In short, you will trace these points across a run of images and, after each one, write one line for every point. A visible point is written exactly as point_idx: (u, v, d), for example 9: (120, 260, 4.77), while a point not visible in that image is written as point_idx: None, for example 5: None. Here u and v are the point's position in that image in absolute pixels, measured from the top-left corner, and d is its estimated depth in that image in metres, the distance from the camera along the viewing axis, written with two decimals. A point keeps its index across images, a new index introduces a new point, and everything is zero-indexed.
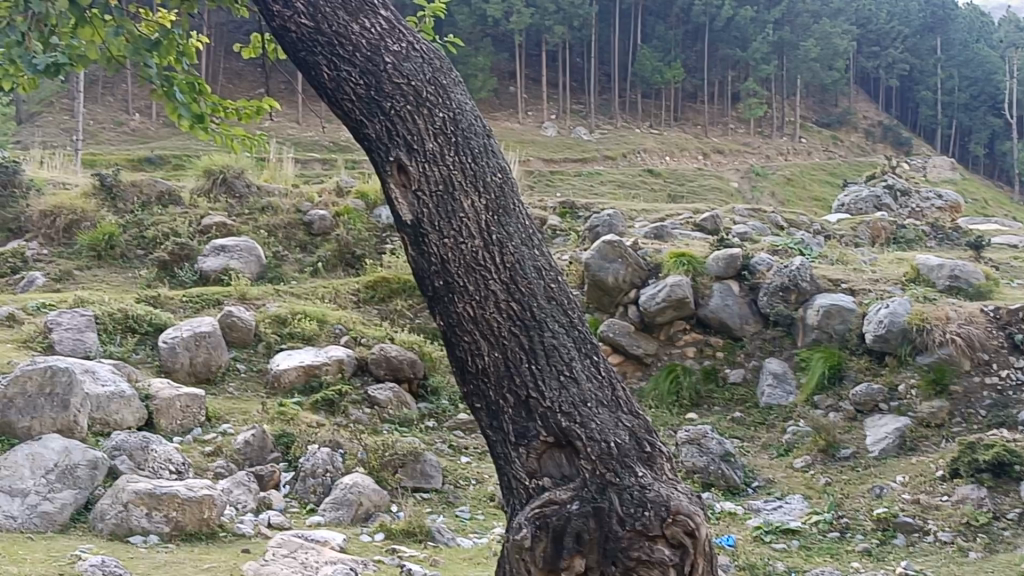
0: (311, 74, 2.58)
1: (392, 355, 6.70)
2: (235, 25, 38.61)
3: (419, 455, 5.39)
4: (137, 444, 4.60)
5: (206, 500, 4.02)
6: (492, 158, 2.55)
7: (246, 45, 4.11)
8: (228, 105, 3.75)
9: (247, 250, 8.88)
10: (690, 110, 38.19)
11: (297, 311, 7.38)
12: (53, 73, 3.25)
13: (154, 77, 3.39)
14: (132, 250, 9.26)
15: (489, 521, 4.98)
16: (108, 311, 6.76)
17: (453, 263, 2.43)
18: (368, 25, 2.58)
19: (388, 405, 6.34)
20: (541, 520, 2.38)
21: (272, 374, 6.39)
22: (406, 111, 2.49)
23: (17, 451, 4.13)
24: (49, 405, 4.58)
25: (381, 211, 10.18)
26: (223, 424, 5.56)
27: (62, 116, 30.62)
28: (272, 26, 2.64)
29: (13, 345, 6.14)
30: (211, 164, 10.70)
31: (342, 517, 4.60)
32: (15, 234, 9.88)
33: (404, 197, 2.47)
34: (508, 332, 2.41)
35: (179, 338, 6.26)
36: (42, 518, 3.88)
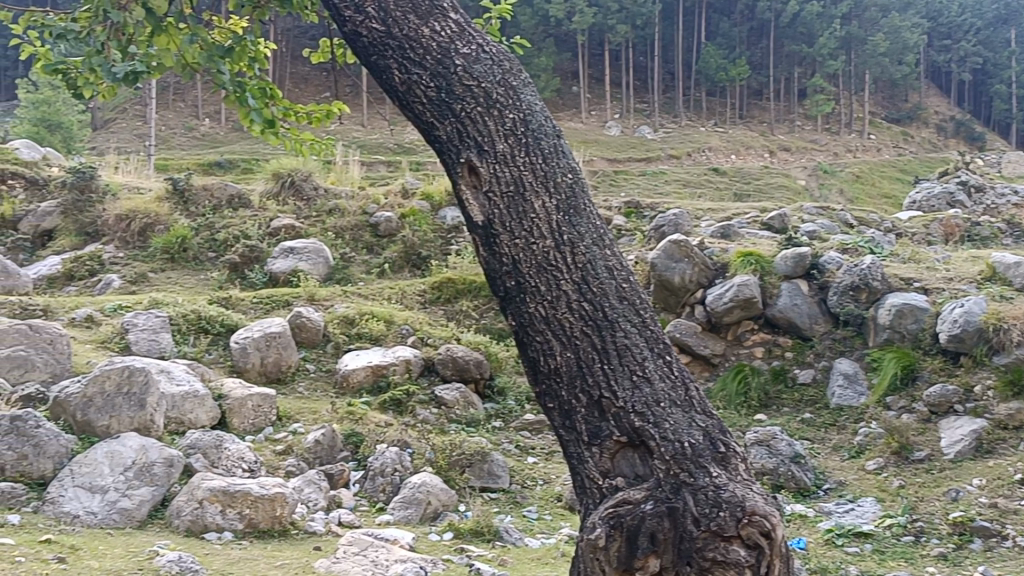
0: (382, 77, 2.61)
1: (458, 355, 6.73)
2: (302, 30, 39.16)
3: (487, 455, 5.41)
4: (212, 442, 4.69)
5: (279, 497, 4.08)
6: (563, 158, 2.55)
7: (316, 50, 4.15)
8: (298, 109, 3.77)
9: (316, 251, 9.00)
10: (757, 108, 37.75)
11: (365, 312, 7.47)
12: (132, 82, 3.31)
13: (227, 83, 3.44)
14: (204, 253, 9.45)
15: (557, 521, 4.97)
16: (182, 312, 6.90)
17: (525, 263, 2.44)
18: (439, 28, 2.58)
19: (455, 405, 6.38)
20: (615, 519, 2.37)
21: (341, 374, 6.47)
22: (477, 113, 2.50)
23: (98, 448, 4.24)
24: (127, 404, 4.69)
25: (446, 211, 10.24)
26: (294, 423, 5.66)
27: (136, 122, 31.37)
28: (343, 31, 2.67)
29: (92, 346, 6.32)
30: (280, 167, 10.88)
31: (411, 515, 4.63)
32: (92, 237, 10.14)
33: (475, 198, 2.48)
34: (580, 332, 2.41)
35: (251, 339, 6.37)
36: (122, 514, 3.97)
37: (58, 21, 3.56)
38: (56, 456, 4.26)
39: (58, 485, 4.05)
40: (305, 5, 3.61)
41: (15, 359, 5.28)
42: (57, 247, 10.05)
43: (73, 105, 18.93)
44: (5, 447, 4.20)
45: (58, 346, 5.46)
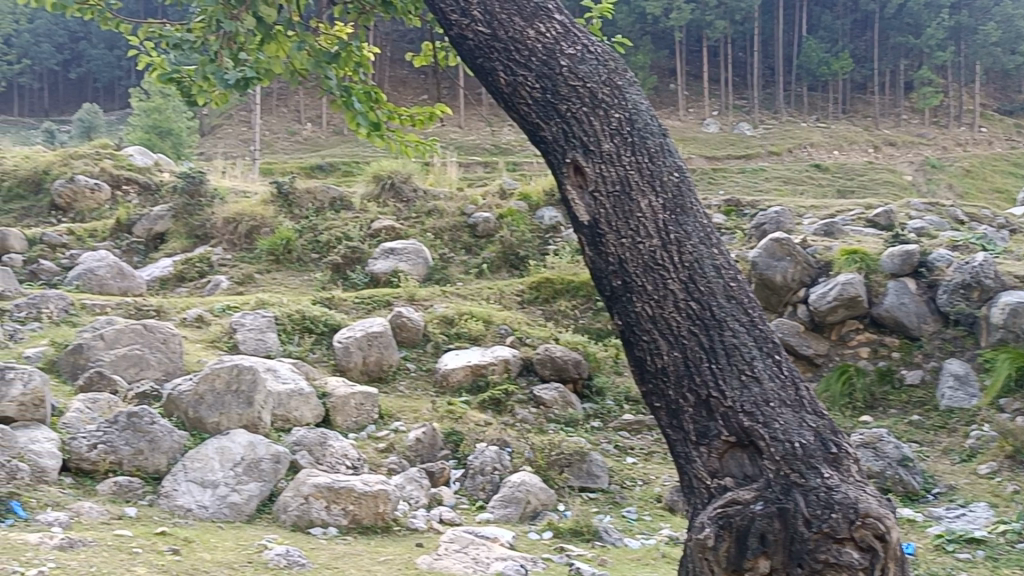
0: (488, 79, 2.62)
1: (557, 355, 6.75)
2: (400, 34, 39.74)
3: (586, 455, 5.41)
4: (316, 439, 4.80)
5: (381, 495, 4.14)
6: (669, 157, 2.54)
7: (418, 53, 4.20)
8: (402, 112, 3.80)
9: (415, 252, 9.12)
10: (861, 102, 36.83)
11: (464, 312, 7.53)
12: (243, 88, 3.43)
13: (334, 88, 3.52)
14: (307, 254, 9.66)
15: (656, 522, 4.93)
16: (287, 312, 7.07)
17: (631, 263, 2.43)
18: (543, 29, 2.59)
19: (554, 404, 6.39)
20: (725, 519, 2.34)
21: (441, 373, 6.54)
22: (582, 113, 2.50)
23: (208, 444, 4.37)
24: (236, 401, 4.84)
25: (543, 211, 10.27)
26: (395, 421, 5.75)
27: (241, 128, 32.27)
28: (449, 34, 2.68)
29: (202, 345, 6.52)
30: (380, 170, 11.06)
31: (511, 514, 4.66)
32: (202, 240, 10.47)
33: (581, 199, 2.48)
34: (688, 332, 2.39)
35: (353, 338, 6.49)
36: (231, 508, 4.10)
37: (174, 31, 3.68)
38: (170, 451, 4.41)
39: (172, 479, 4.18)
40: (409, 9, 3.68)
41: (131, 357, 5.47)
42: (169, 250, 10.41)
43: (182, 112, 19.56)
44: (122, 441, 4.36)
45: (171, 345, 5.66)
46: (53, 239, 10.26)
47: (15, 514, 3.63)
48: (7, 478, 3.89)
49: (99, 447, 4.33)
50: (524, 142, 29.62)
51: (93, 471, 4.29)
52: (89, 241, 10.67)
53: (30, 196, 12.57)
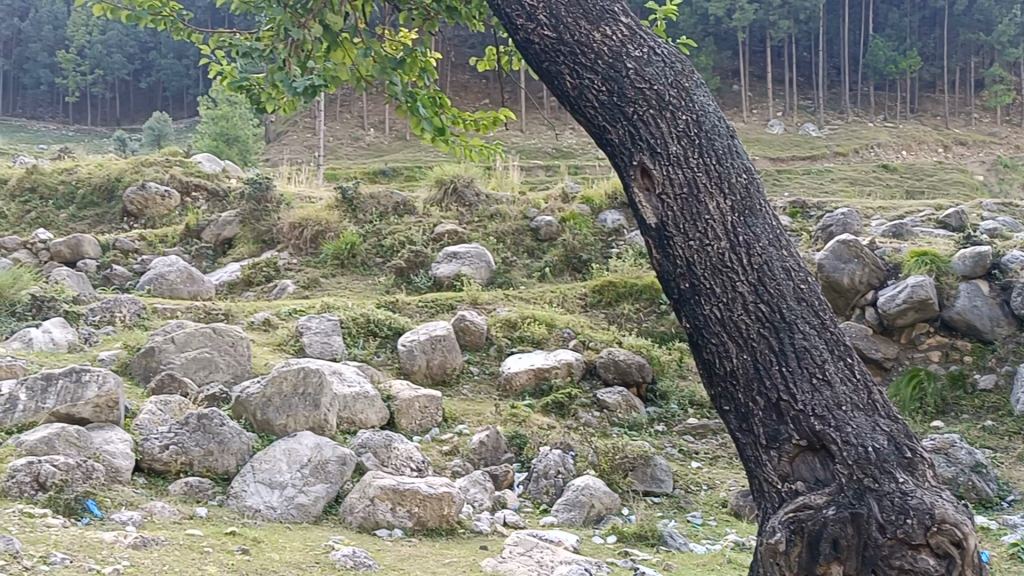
0: (554, 83, 2.59)
1: (621, 358, 6.74)
2: (461, 39, 39.97)
3: (650, 459, 5.38)
4: (382, 442, 4.84)
5: (446, 497, 4.17)
6: (738, 159, 2.47)
7: (481, 58, 4.21)
8: (467, 117, 3.80)
9: (478, 256, 9.16)
10: (930, 100, 36.12)
11: (527, 315, 7.54)
12: (311, 95, 3.39)
13: (399, 94, 3.49)
14: (372, 258, 9.76)
15: (722, 527, 4.87)
16: (352, 316, 7.15)
17: (700, 265, 2.35)
18: (610, 32, 2.56)
19: (618, 408, 6.37)
20: (796, 523, 2.22)
21: (504, 377, 6.56)
22: (649, 114, 2.45)
23: (276, 446, 4.44)
24: (303, 404, 4.90)
25: (606, 215, 10.25)
26: (459, 425, 5.78)
27: (306, 134, 32.72)
28: (516, 39, 2.67)
29: (270, 348, 6.63)
30: (442, 174, 11.13)
31: (575, 517, 4.65)
32: (268, 245, 10.63)
33: (648, 201, 2.42)
34: (757, 334, 2.30)
35: (417, 342, 6.54)
36: (299, 509, 4.15)
37: (243, 40, 3.78)
38: (238, 453, 4.49)
39: (241, 480, 4.25)
40: (473, 14, 3.68)
41: (201, 360, 5.60)
42: (237, 255, 10.58)
43: (248, 119, 19.89)
44: (192, 442, 4.44)
45: (239, 348, 5.76)
46: (125, 244, 10.50)
47: (91, 513, 3.72)
48: (84, 478, 3.88)
49: (170, 447, 4.41)
50: (586, 145, 29.59)
51: (164, 471, 4.37)
52: (159, 247, 10.90)
53: (103, 204, 12.89)
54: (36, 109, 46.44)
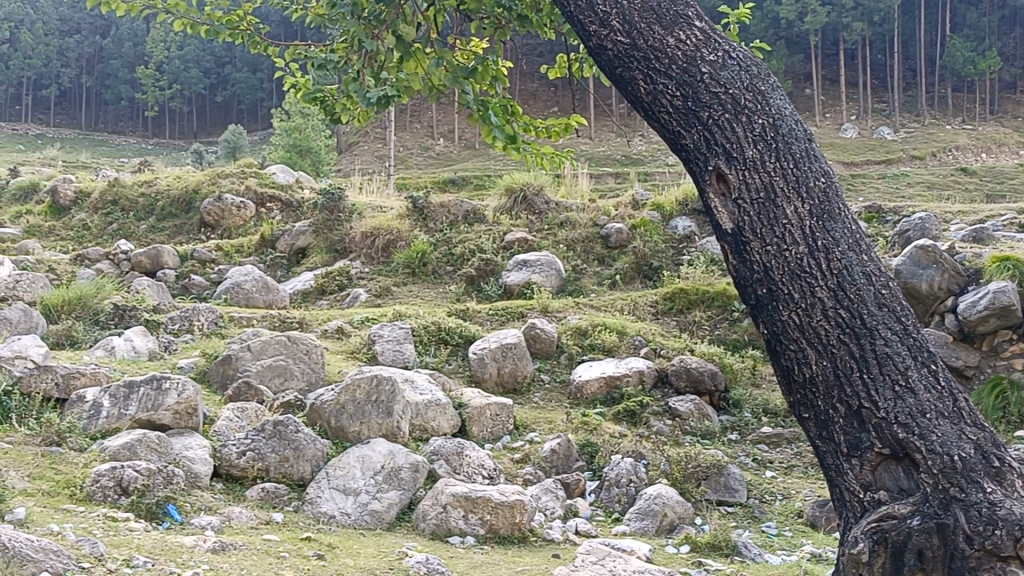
0: (628, 89, 2.54)
1: (692, 366, 6.68)
2: (530, 49, 40.07)
3: (723, 468, 5.32)
4: (454, 449, 4.87)
5: (518, 505, 4.16)
6: (816, 162, 2.40)
7: (551, 65, 4.20)
8: (538, 124, 3.79)
9: (548, 264, 9.16)
10: (1011, 101, 35.18)
11: (597, 323, 7.52)
12: (384, 105, 3.40)
13: (471, 102, 3.45)
14: (442, 267, 9.82)
15: (798, 538, 4.79)
16: (424, 324, 7.20)
17: (778, 271, 2.30)
18: (684, 37, 2.49)
19: (690, 417, 6.30)
20: (879, 533, 2.16)
21: (575, 385, 6.54)
22: (724, 119, 2.39)
23: (351, 453, 4.50)
24: (376, 411, 4.95)
25: (677, 222, 10.19)
26: (530, 432, 5.78)
27: (377, 145, 33.12)
28: (588, 46, 2.62)
29: (343, 356, 6.71)
30: (512, 183, 11.17)
31: (647, 527, 4.62)
32: (341, 254, 10.77)
33: (725, 207, 2.37)
34: (837, 340, 2.24)
35: (488, 349, 6.56)
36: (372, 516, 4.18)
37: (318, 52, 3.82)
38: (314, 459, 4.54)
39: (316, 486, 4.31)
40: (544, 22, 3.68)
41: (276, 368, 5.69)
42: (311, 264, 10.74)
43: (321, 131, 20.18)
44: (268, 449, 4.52)
45: (313, 356, 5.84)
46: (202, 254, 10.72)
47: (171, 517, 3.79)
48: (164, 483, 3.96)
49: (247, 453, 4.49)
50: (655, 152, 29.43)
51: (242, 477, 4.45)
52: (235, 257, 11.11)
53: (181, 215, 13.20)
54: (117, 124, 47.77)
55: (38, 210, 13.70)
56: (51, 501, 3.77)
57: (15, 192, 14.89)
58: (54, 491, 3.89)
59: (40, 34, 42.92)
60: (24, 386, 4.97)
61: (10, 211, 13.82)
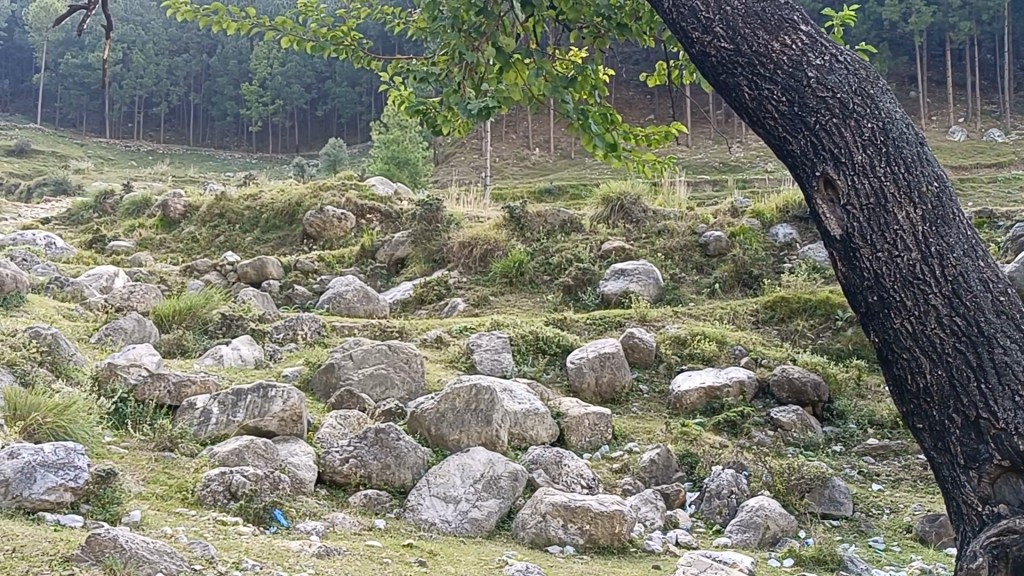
0: (732, 96, 2.42)
1: (795, 377, 6.57)
2: (626, 57, 39.94)
3: (827, 480, 5.20)
4: (553, 458, 4.88)
5: (618, 515, 4.14)
6: (929, 166, 2.23)
7: (650, 74, 4.17)
8: (637, 132, 3.72)
9: (646, 272, 9.09)
10: None
11: (696, 333, 7.45)
12: (485, 116, 3.39)
13: (570, 111, 3.42)
14: (539, 276, 9.84)
15: (907, 553, 4.64)
16: (521, 333, 7.23)
17: (889, 277, 2.12)
18: (789, 42, 2.36)
19: (792, 427, 6.19)
20: (1000, 547, 1.95)
21: (674, 395, 6.49)
22: (832, 123, 2.24)
23: (450, 461, 4.55)
24: (475, 419, 5.00)
25: (777, 230, 10.07)
26: (629, 442, 5.74)
27: (474, 157, 33.46)
28: (691, 53, 2.52)
29: (442, 365, 6.79)
30: (610, 192, 11.16)
31: (750, 539, 4.54)
32: (439, 263, 10.90)
33: (832, 212, 2.22)
34: (953, 348, 2.05)
35: (586, 359, 6.55)
36: (473, 524, 4.21)
37: (419, 65, 3.89)
38: (414, 467, 4.60)
39: (417, 494, 4.36)
40: (644, 30, 3.63)
41: (377, 376, 5.77)
42: (410, 274, 10.88)
43: (418, 143, 20.45)
44: (371, 455, 4.59)
45: (413, 365, 5.92)
46: (305, 265, 10.97)
47: (277, 522, 3.87)
48: (271, 488, 4.04)
49: (350, 460, 4.57)
50: (753, 160, 29.03)
51: (345, 484, 4.53)
52: (337, 267, 11.33)
53: (284, 227, 13.52)
54: (223, 140, 49.27)
55: (150, 224, 14.21)
56: (164, 505, 3.89)
57: (128, 206, 15.48)
58: (167, 495, 4.01)
59: (150, 55, 44.52)
60: (138, 393, 5.16)
61: (124, 225, 14.38)
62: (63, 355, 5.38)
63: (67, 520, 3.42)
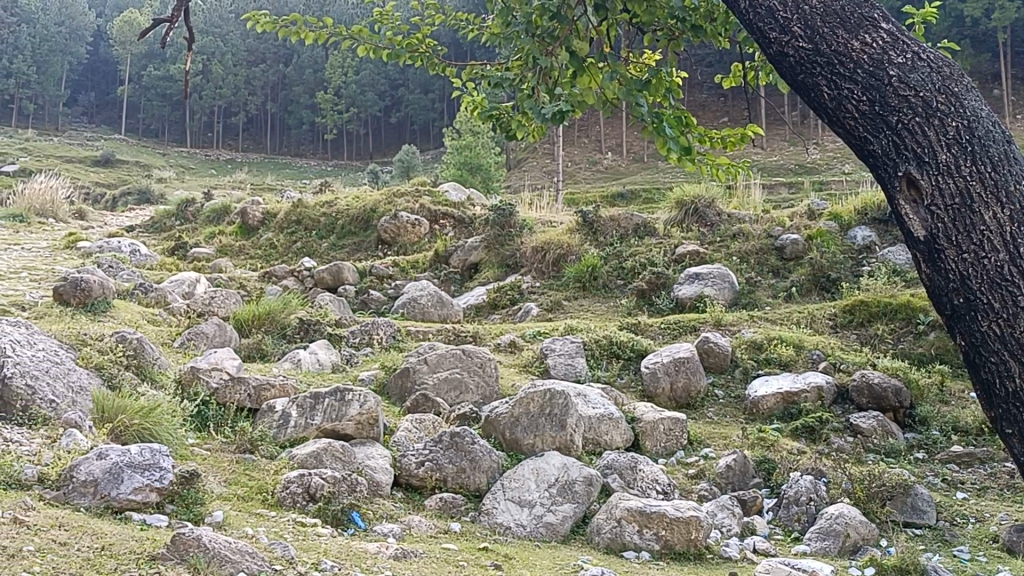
0: (812, 96, 2.38)
1: (875, 382, 6.43)
2: (700, 59, 39.65)
3: (910, 488, 5.08)
4: (627, 463, 4.86)
5: (694, 521, 4.10)
6: (1016, 165, 2.16)
7: (726, 75, 4.13)
8: (713, 134, 3.68)
9: (721, 276, 9.01)
10: None
11: (773, 338, 7.35)
12: (559, 120, 3.38)
13: (645, 115, 3.34)
14: (613, 281, 9.80)
15: (994, 563, 4.51)
16: (595, 338, 7.22)
17: (976, 279, 2.06)
18: (869, 40, 2.32)
19: (873, 434, 6.06)
20: None
21: (751, 400, 6.41)
22: (915, 123, 2.19)
23: (525, 465, 4.56)
24: (550, 424, 5.00)
25: (856, 232, 9.89)
26: (705, 448, 5.68)
27: (545, 162, 33.53)
28: (768, 53, 2.49)
29: (516, 369, 6.81)
30: (683, 196, 11.08)
31: (829, 547, 4.46)
32: (512, 268, 10.93)
33: (916, 213, 2.15)
34: None
35: (660, 363, 6.51)
36: (548, 528, 4.21)
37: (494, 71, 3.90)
38: (489, 471, 4.62)
39: (492, 497, 4.37)
40: (719, 30, 3.63)
41: (452, 381, 5.82)
42: (483, 279, 10.94)
43: (491, 149, 20.56)
44: (446, 459, 4.62)
45: (487, 370, 5.94)
46: (380, 271, 11.09)
47: (355, 524, 3.92)
48: (348, 491, 4.09)
49: (426, 463, 4.61)
50: (830, 162, 28.58)
51: (421, 487, 4.57)
52: (411, 272, 11.43)
53: (359, 232, 13.69)
54: (299, 148, 50.13)
55: (229, 231, 14.50)
56: (245, 506, 3.97)
57: (208, 214, 15.82)
58: (248, 496, 4.10)
59: (229, 66, 45.49)
60: (219, 397, 5.27)
61: (204, 232, 14.71)
62: (147, 359, 5.50)
63: (154, 520, 3.51)
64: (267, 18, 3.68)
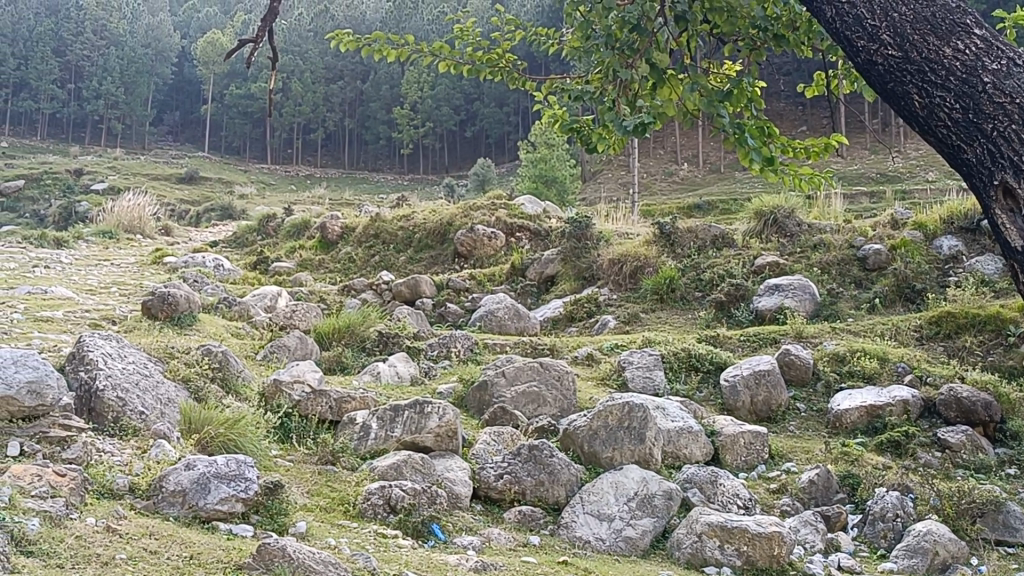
0: (902, 105, 2.34)
1: (964, 396, 6.24)
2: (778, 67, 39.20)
3: (1002, 504, 4.91)
4: (708, 477, 4.80)
5: (776, 536, 4.03)
6: None
7: (807, 84, 4.07)
8: (796, 144, 3.63)
9: (801, 288, 8.87)
10: None
11: (857, 350, 7.20)
12: (642, 131, 3.36)
13: (727, 125, 3.28)
14: (691, 293, 9.72)
15: None
16: (674, 351, 7.16)
17: None
18: (962, 46, 2.27)
19: (961, 448, 5.89)
20: None
21: (834, 414, 6.30)
22: (1012, 131, 2.11)
23: (604, 478, 4.54)
24: (628, 437, 4.97)
25: (942, 241, 9.65)
26: (787, 462, 5.59)
27: (620, 173, 33.47)
28: (857, 61, 2.45)
29: (594, 382, 6.78)
30: (762, 207, 10.94)
31: (917, 565, 4.35)
32: (589, 280, 10.91)
33: (1014, 222, 2.08)
34: None
35: (740, 376, 6.43)
36: (628, 542, 4.19)
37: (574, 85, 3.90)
38: (568, 484, 4.61)
39: (571, 511, 4.36)
40: (803, 40, 3.60)
41: (530, 394, 5.82)
42: (560, 292, 10.94)
43: (567, 161, 20.59)
44: (524, 472, 4.62)
45: (565, 382, 5.94)
46: (457, 284, 11.17)
47: (435, 536, 3.95)
48: (429, 502, 4.12)
49: (505, 476, 4.62)
50: (914, 170, 27.96)
51: (500, 499, 4.58)
52: (488, 285, 11.48)
53: (437, 246, 13.79)
54: (377, 163, 50.80)
55: (310, 245, 14.74)
56: (328, 517, 4.02)
57: (289, 229, 16.10)
58: (330, 507, 4.15)
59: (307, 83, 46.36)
60: (302, 409, 5.34)
61: (285, 247, 14.97)
62: (232, 372, 5.62)
63: (239, 529, 3.59)
64: (349, 36, 3.72)
